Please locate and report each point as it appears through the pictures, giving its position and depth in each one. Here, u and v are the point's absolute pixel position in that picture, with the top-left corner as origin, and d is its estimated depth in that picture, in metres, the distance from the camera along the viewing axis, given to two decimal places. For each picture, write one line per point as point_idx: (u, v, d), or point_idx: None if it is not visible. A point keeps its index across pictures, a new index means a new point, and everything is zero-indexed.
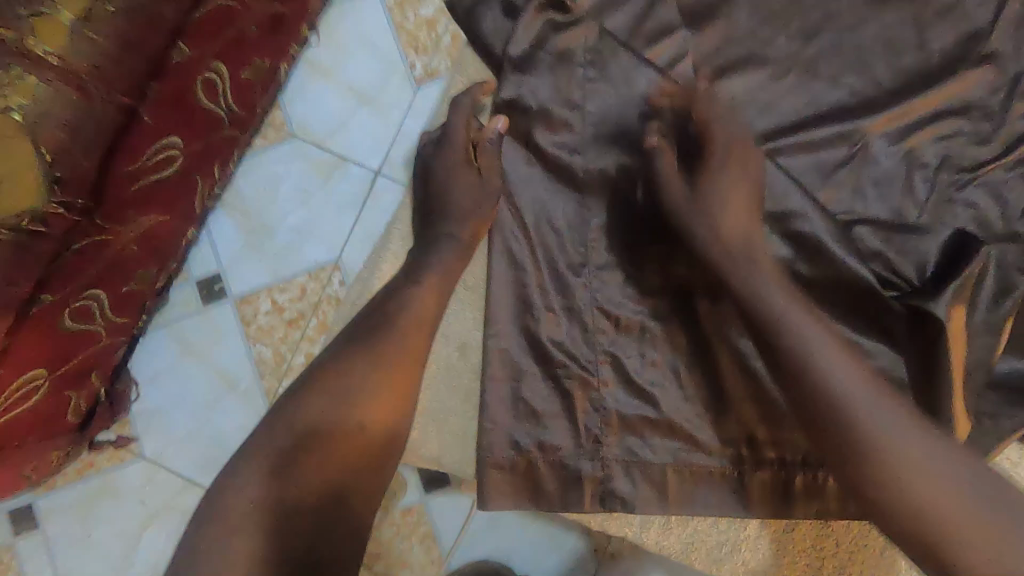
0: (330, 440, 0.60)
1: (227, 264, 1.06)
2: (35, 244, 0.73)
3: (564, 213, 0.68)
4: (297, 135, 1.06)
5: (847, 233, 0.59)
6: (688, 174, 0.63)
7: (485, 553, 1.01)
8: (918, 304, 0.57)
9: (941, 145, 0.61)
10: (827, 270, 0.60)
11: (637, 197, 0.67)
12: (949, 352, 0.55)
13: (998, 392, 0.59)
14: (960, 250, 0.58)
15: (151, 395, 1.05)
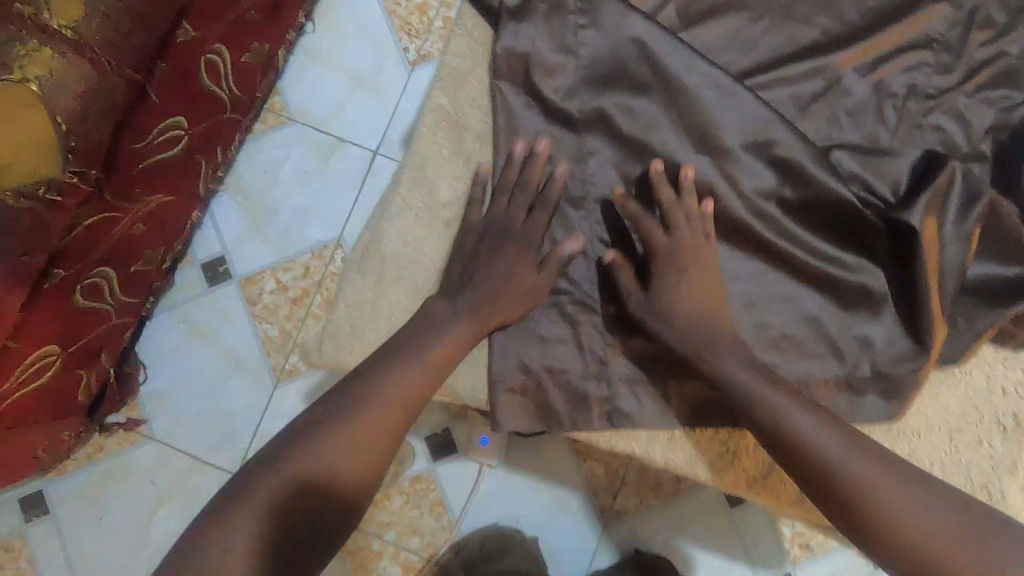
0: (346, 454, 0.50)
1: (231, 246, 1.08)
2: (51, 218, 0.75)
3: (557, 153, 0.59)
4: (296, 119, 1.10)
5: (824, 156, 0.56)
6: (667, 106, 0.58)
7: (495, 517, 1.03)
8: (893, 217, 0.54)
9: (907, 77, 0.59)
10: (806, 192, 0.56)
11: (621, 128, 0.58)
12: (925, 265, 0.53)
13: (980, 303, 0.54)
14: (932, 166, 0.54)
15: (160, 377, 1.07)
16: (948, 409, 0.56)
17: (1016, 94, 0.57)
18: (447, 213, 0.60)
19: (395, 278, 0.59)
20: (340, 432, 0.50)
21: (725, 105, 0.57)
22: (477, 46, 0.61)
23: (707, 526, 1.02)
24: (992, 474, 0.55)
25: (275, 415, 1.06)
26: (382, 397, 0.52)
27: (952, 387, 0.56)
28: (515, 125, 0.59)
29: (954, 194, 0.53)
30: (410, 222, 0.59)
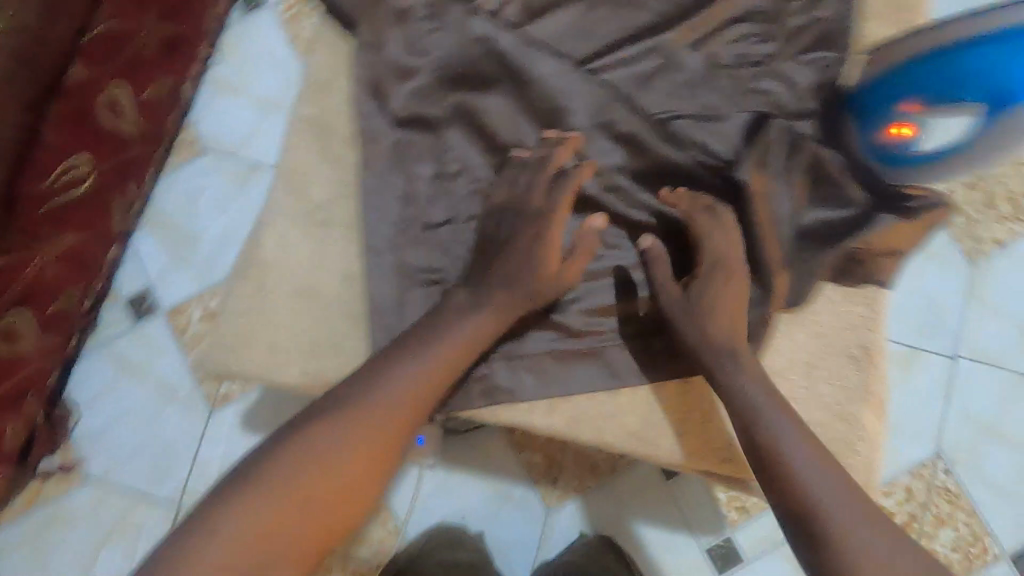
0: (378, 434, 0.51)
1: (156, 279, 1.09)
2: None
3: (420, 148, 0.62)
4: (208, 148, 1.12)
5: (661, 128, 0.60)
6: (517, 95, 0.62)
7: (441, 517, 1.04)
8: (727, 174, 0.59)
9: (734, 48, 0.64)
10: (647, 160, 0.61)
11: (480, 119, 0.61)
12: (756, 213, 0.58)
13: (819, 244, 0.58)
14: (756, 126, 0.60)
15: (93, 416, 1.07)
16: (802, 347, 0.60)
17: (831, 54, 0.63)
18: (320, 215, 0.61)
19: (274, 284, 0.61)
20: (363, 427, 0.51)
21: (569, 89, 0.61)
22: (336, 57, 0.64)
23: (646, 502, 1.04)
24: (846, 404, 0.59)
25: (212, 441, 1.06)
26: (378, 413, 0.52)
27: (803, 327, 0.60)
28: (377, 126, 0.61)
29: (776, 149, 0.59)
30: (286, 227, 0.61)
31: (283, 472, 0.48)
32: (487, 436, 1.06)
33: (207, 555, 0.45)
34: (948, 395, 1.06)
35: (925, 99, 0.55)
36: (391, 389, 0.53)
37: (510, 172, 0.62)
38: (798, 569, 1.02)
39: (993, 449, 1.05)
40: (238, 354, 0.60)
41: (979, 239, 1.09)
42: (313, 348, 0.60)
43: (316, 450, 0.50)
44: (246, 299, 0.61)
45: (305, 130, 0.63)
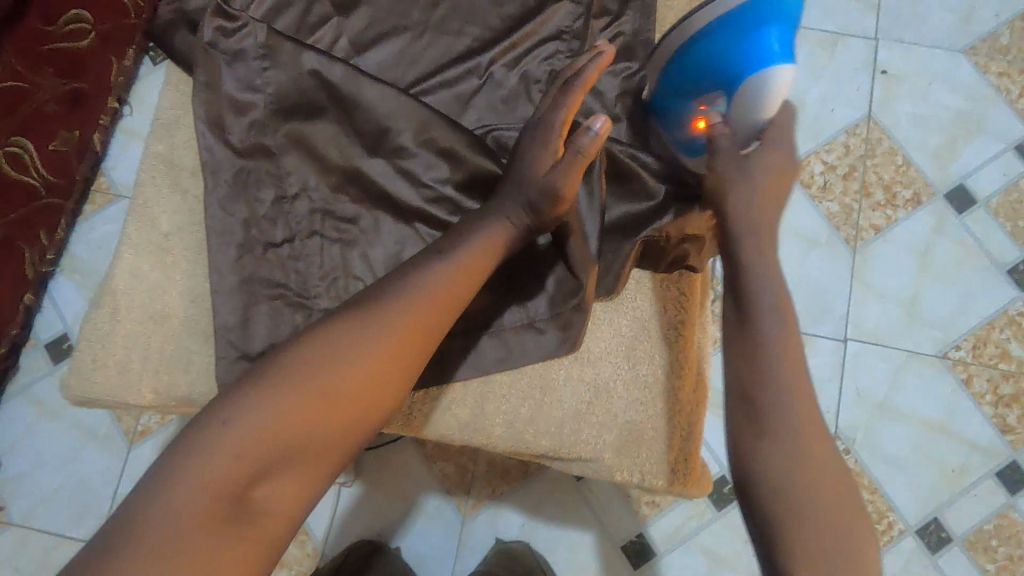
0: (360, 367, 0.55)
1: (73, 323, 1.13)
2: None
3: (261, 175, 0.67)
4: (122, 195, 1.15)
5: (483, 141, 0.67)
6: (348, 122, 0.67)
7: (358, 534, 1.06)
8: None
9: (548, 65, 0.70)
10: (469, 173, 0.66)
11: (316, 145, 0.67)
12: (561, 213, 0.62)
13: (624, 237, 0.63)
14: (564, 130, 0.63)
15: (14, 462, 1.09)
16: (622, 330, 0.64)
17: (634, 65, 0.69)
18: (169, 243, 0.66)
19: (126, 310, 0.65)
20: (351, 358, 0.55)
21: (394, 110, 0.66)
22: (185, 99, 0.70)
23: (558, 503, 1.07)
24: (662, 381, 0.64)
25: (131, 476, 1.08)
26: (376, 347, 0.55)
27: (621, 313, 0.65)
28: (218, 156, 0.66)
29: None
30: (138, 256, 0.66)
31: (275, 400, 0.53)
32: (398, 450, 1.08)
33: (197, 475, 0.50)
34: (842, 376, 1.09)
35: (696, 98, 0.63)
36: (388, 323, 0.56)
37: (345, 190, 0.67)
38: (709, 557, 1.04)
39: (890, 425, 1.08)
40: (91, 377, 0.64)
41: (857, 225, 1.14)
42: (164, 367, 0.64)
43: (313, 380, 0.54)
44: (100, 325, 0.64)
45: (155, 165, 0.68)
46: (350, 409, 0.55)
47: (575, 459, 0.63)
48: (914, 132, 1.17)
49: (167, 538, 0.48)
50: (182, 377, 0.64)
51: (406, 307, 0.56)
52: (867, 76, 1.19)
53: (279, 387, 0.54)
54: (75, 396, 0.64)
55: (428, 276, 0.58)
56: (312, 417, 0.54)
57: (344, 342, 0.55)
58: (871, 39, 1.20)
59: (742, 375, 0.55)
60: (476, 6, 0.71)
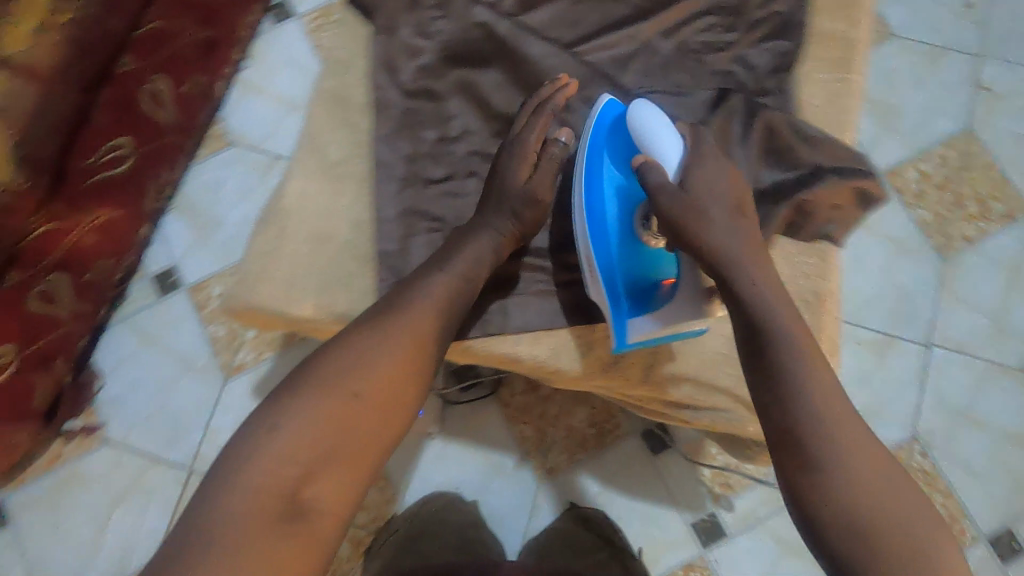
0: (378, 366, 0.61)
1: (181, 257, 1.18)
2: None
3: (426, 116, 0.71)
4: (235, 142, 1.23)
5: (642, 100, 0.70)
6: (513, 74, 0.72)
7: (436, 487, 1.09)
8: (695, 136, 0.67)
9: (702, 37, 0.73)
10: None
11: (483, 94, 0.71)
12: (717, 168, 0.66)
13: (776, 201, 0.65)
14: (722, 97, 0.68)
15: (113, 383, 1.14)
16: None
17: (787, 43, 0.72)
18: (335, 171, 0.71)
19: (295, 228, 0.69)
20: (372, 360, 0.61)
21: (558, 67, 0.71)
22: (355, 40, 0.74)
23: (633, 475, 1.09)
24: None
25: (225, 408, 1.13)
26: (388, 354, 0.61)
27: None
28: (388, 95, 0.71)
29: (737, 118, 0.67)
30: (307, 182, 0.70)
31: (307, 402, 0.58)
32: (480, 408, 1.12)
33: (254, 477, 0.55)
34: (922, 382, 1.11)
35: (613, 235, 0.66)
36: (396, 331, 0.62)
37: (504, 137, 0.72)
38: (779, 544, 1.06)
39: (968, 432, 1.09)
40: (258, 288, 0.68)
41: (949, 235, 1.16)
42: (326, 285, 0.68)
43: (343, 379, 0.60)
44: (270, 239, 0.69)
45: (327, 99, 0.73)
46: (376, 407, 0.60)
47: (708, 409, 0.70)
48: (1012, 149, 1.18)
49: (228, 536, 0.53)
50: (342, 296, 0.68)
51: (414, 316, 0.63)
52: (967, 90, 1.21)
53: (314, 389, 0.59)
54: (240, 305, 0.68)
55: (433, 289, 0.64)
56: (342, 417, 0.58)
57: (358, 352, 0.61)
58: (973, 55, 1.22)
59: (777, 414, 0.57)
60: None
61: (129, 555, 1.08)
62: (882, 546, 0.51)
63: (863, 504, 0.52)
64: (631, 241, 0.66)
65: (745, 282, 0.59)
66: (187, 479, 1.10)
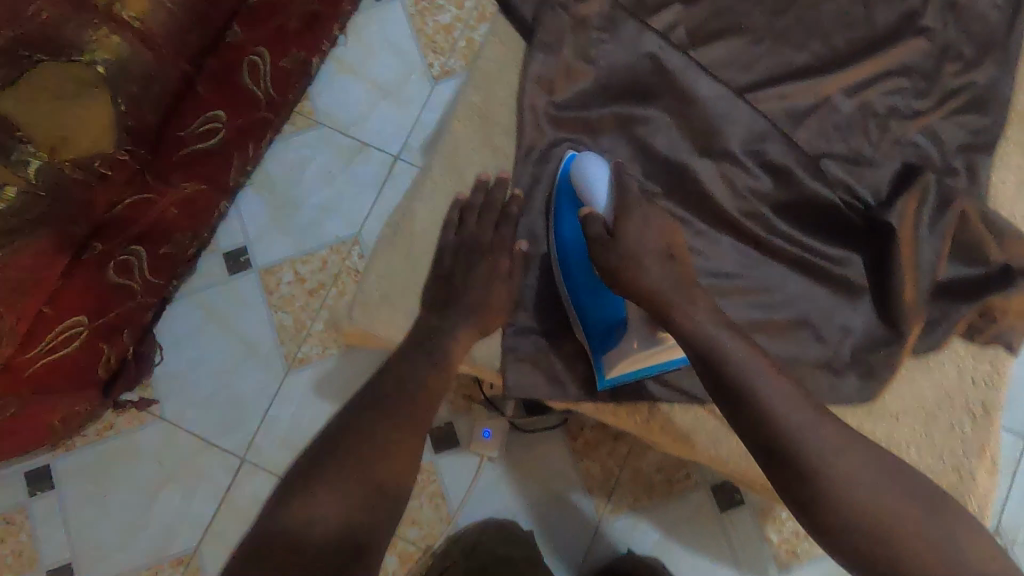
0: (391, 428, 0.60)
1: (255, 237, 1.13)
2: (79, 191, 0.79)
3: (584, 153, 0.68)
4: (324, 123, 1.17)
5: (816, 166, 0.64)
6: (675, 114, 0.67)
7: (492, 511, 1.05)
8: (875, 216, 0.63)
9: (888, 99, 0.66)
10: (793, 193, 0.65)
11: (642, 134, 0.67)
12: (898, 254, 0.62)
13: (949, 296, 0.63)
14: (913, 174, 0.63)
15: (172, 359, 1.10)
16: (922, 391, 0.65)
17: (982, 120, 0.66)
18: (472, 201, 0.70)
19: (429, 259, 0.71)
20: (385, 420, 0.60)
21: (726, 113, 0.65)
22: (508, 55, 0.73)
23: (695, 529, 1.05)
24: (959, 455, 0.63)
25: (284, 401, 1.09)
26: (376, 426, 0.60)
27: (927, 376, 0.64)
28: (541, 126, 0.70)
29: (930, 200, 0.63)
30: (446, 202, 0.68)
31: (325, 476, 0.57)
32: (548, 439, 1.07)
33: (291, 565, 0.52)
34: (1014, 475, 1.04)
35: (579, 281, 0.71)
36: (385, 400, 0.62)
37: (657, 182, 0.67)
38: None
39: None
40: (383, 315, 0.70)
41: None
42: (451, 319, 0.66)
43: (357, 446, 0.58)
44: (400, 268, 0.71)
45: (468, 124, 0.73)
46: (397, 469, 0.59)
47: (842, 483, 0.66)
48: None
49: None
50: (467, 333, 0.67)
51: (396, 386, 0.63)
52: None
53: (330, 461, 0.58)
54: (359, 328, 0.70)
55: (416, 366, 0.64)
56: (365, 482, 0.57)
57: (348, 436, 0.59)
58: None
59: (770, 443, 0.59)
60: (827, 21, 0.67)
61: (172, 537, 1.06)
62: (901, 543, 0.56)
63: (878, 515, 0.56)
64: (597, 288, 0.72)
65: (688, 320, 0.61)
66: (238, 468, 1.07)
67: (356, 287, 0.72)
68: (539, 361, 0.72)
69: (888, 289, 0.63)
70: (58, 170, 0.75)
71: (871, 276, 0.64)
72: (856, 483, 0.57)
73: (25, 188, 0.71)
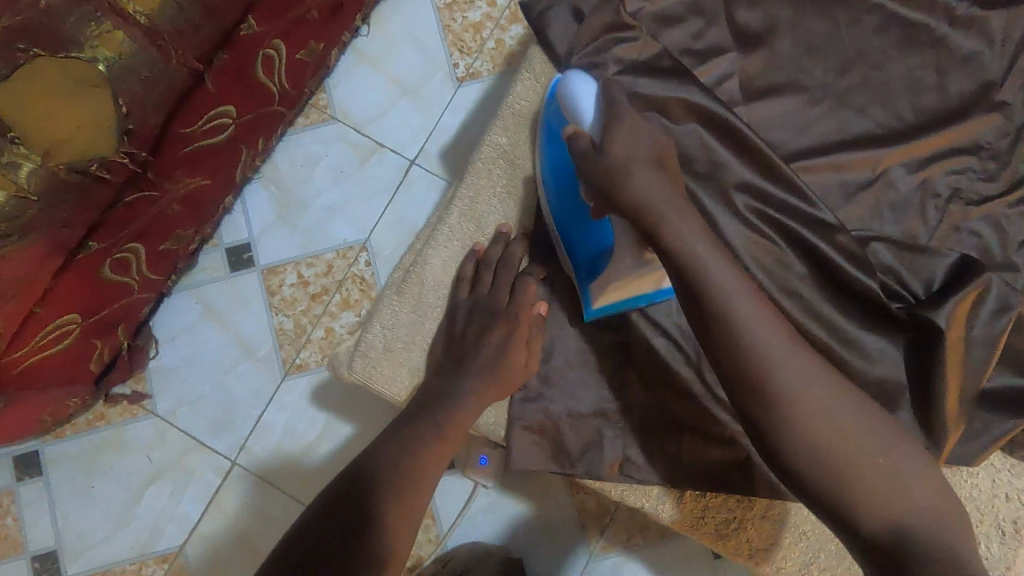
0: (403, 494, 0.63)
1: (258, 235, 1.09)
2: (96, 190, 0.77)
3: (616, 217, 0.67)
4: (337, 118, 1.11)
5: (865, 255, 0.62)
6: (715, 181, 0.65)
7: (481, 537, 1.04)
8: (920, 313, 0.60)
9: (951, 178, 0.66)
10: (836, 281, 0.63)
11: None
12: (944, 358, 0.58)
13: (994, 404, 0.62)
14: (972, 271, 0.59)
15: (168, 353, 1.08)
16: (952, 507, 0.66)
17: None
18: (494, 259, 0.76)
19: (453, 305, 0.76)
20: (399, 487, 0.63)
21: (775, 181, 0.64)
22: (539, 91, 0.80)
23: (686, 573, 1.03)
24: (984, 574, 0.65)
25: (278, 406, 1.06)
26: (379, 497, 0.61)
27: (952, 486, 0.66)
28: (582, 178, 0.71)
29: (989, 305, 0.59)
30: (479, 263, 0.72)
31: (344, 546, 0.57)
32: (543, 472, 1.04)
33: None
34: None
35: (566, 209, 0.72)
36: (388, 467, 0.64)
37: None
38: None
39: None
40: (391, 357, 0.75)
41: None
42: (463, 367, 0.70)
43: (375, 514, 0.60)
44: (409, 318, 0.76)
45: (495, 171, 0.80)
46: (405, 534, 0.61)
47: None
48: None
49: None
50: (473, 385, 0.69)
51: (401, 455, 0.65)
52: None
53: (348, 530, 0.58)
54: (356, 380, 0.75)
55: (421, 432, 0.66)
56: (382, 547, 0.59)
57: (351, 503, 0.61)
58: None
59: (736, 359, 0.56)
60: (891, 86, 0.67)
61: (158, 534, 1.04)
62: (861, 484, 0.53)
63: (842, 454, 0.53)
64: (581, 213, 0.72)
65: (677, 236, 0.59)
66: (228, 471, 1.05)
67: (379, 319, 0.76)
68: (555, 416, 0.72)
69: (927, 393, 0.59)
70: (52, 173, 0.70)
71: (912, 378, 0.61)
72: (818, 412, 0.54)
73: (15, 193, 0.67)
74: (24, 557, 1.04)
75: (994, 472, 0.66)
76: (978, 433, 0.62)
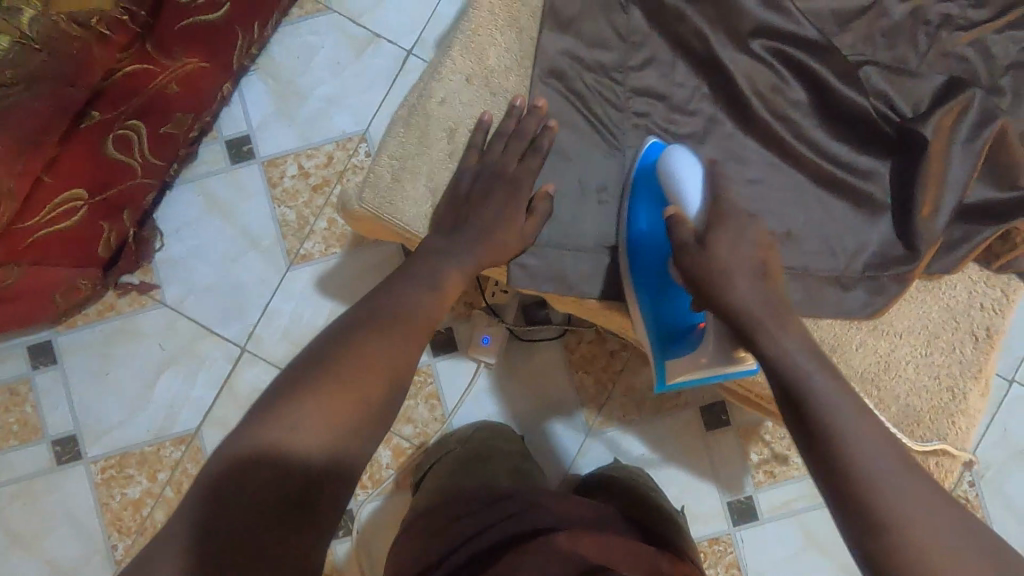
0: (370, 359, 0.59)
1: (256, 125, 1.10)
2: (97, 52, 0.77)
3: (641, 60, 0.75)
4: (333, 8, 1.11)
5: (857, 75, 0.72)
6: (722, 18, 0.72)
7: (485, 415, 1.08)
8: (907, 127, 0.71)
9: (942, 7, 0.74)
10: (831, 105, 0.73)
11: (695, 47, 0.73)
12: (926, 164, 0.70)
13: (966, 215, 0.72)
14: (960, 88, 0.71)
15: (174, 245, 1.10)
16: (930, 316, 0.75)
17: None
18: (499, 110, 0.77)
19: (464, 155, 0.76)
20: (371, 347, 0.60)
21: (770, 12, 0.72)
22: None
23: (681, 441, 1.09)
24: (958, 378, 0.74)
25: (285, 294, 1.09)
26: (345, 402, 0.57)
27: (933, 298, 0.75)
28: (589, 14, 0.74)
29: (970, 119, 0.70)
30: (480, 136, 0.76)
31: (308, 401, 0.56)
32: (544, 349, 1.09)
33: (245, 493, 0.51)
34: (990, 415, 1.05)
35: (647, 279, 0.72)
36: (344, 419, 0.56)
37: (705, 80, 0.74)
38: (807, 542, 1.07)
39: None
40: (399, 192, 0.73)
41: None
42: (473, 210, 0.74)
43: (344, 370, 0.58)
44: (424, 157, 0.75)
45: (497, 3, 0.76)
46: (376, 389, 0.59)
47: (870, 367, 0.74)
48: None
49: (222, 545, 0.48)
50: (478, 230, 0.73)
51: (333, 408, 0.56)
52: None
53: (314, 383, 0.57)
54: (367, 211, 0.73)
55: (370, 361, 0.59)
56: (350, 403, 0.57)
57: (253, 501, 0.51)
58: None
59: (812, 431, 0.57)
60: None
61: (173, 418, 1.08)
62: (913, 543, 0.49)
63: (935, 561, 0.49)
64: (665, 289, 0.73)
65: (768, 331, 0.63)
66: (239, 356, 1.09)
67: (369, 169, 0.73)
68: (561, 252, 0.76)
69: (910, 199, 0.71)
70: None
71: (896, 191, 0.72)
72: (887, 489, 0.52)
73: None
74: (45, 442, 1.08)
75: (968, 287, 0.76)
76: (957, 241, 0.72)
